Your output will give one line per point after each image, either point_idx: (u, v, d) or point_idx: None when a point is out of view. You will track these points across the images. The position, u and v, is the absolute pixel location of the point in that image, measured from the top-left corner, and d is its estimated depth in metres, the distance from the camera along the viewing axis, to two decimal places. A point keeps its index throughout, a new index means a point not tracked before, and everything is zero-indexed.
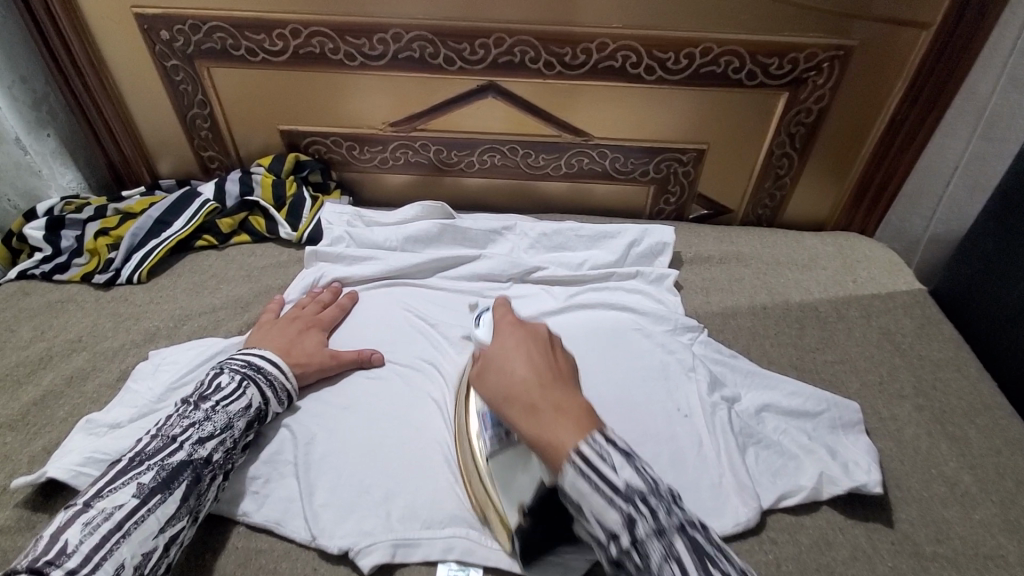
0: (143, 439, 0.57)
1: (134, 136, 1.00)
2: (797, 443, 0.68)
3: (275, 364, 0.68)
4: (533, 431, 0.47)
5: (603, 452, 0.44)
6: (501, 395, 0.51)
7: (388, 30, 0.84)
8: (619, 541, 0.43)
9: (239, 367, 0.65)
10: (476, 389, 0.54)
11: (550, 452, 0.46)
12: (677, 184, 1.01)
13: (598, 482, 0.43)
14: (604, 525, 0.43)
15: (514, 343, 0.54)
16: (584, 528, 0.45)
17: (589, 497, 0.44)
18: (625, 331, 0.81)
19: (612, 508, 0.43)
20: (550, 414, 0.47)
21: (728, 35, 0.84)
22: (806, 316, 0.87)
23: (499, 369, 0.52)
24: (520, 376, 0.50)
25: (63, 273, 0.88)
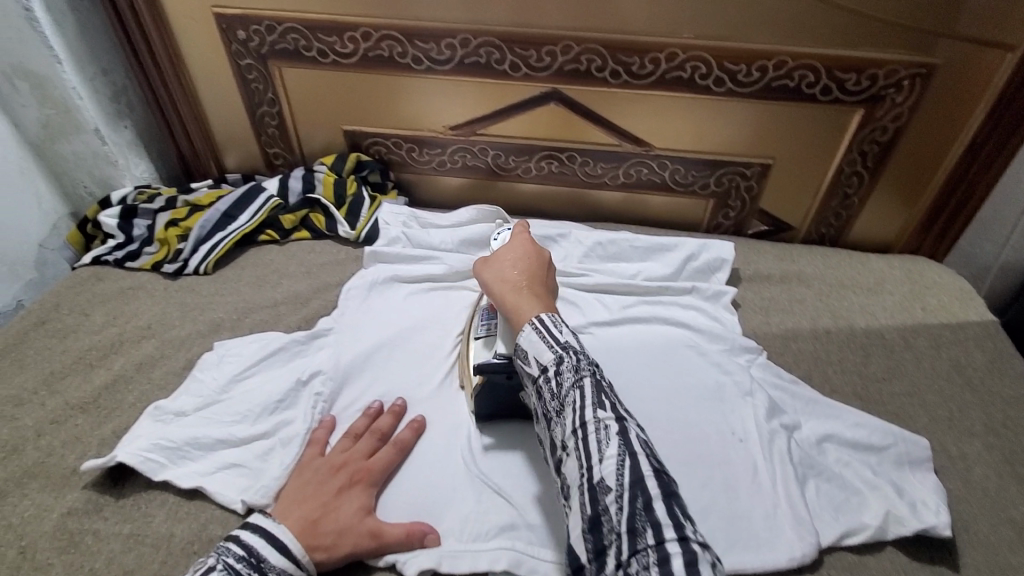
0: None
1: (205, 131, 1.04)
2: (861, 477, 0.66)
3: (281, 549, 0.53)
4: (512, 306, 0.66)
5: (557, 321, 0.60)
6: (495, 279, 0.71)
7: (456, 35, 0.85)
8: (546, 370, 0.56)
9: (234, 567, 0.51)
10: (479, 274, 0.74)
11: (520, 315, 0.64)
12: (738, 198, 0.98)
13: (546, 336, 0.59)
14: (539, 360, 0.57)
15: (517, 253, 0.75)
16: (523, 370, 0.59)
17: (535, 344, 0.58)
18: (680, 349, 0.79)
19: (549, 350, 0.57)
20: (528, 298, 0.66)
21: (805, 48, 0.81)
22: (871, 344, 0.84)
23: (501, 264, 0.74)
24: (513, 272, 0.71)
25: (134, 261, 0.91)
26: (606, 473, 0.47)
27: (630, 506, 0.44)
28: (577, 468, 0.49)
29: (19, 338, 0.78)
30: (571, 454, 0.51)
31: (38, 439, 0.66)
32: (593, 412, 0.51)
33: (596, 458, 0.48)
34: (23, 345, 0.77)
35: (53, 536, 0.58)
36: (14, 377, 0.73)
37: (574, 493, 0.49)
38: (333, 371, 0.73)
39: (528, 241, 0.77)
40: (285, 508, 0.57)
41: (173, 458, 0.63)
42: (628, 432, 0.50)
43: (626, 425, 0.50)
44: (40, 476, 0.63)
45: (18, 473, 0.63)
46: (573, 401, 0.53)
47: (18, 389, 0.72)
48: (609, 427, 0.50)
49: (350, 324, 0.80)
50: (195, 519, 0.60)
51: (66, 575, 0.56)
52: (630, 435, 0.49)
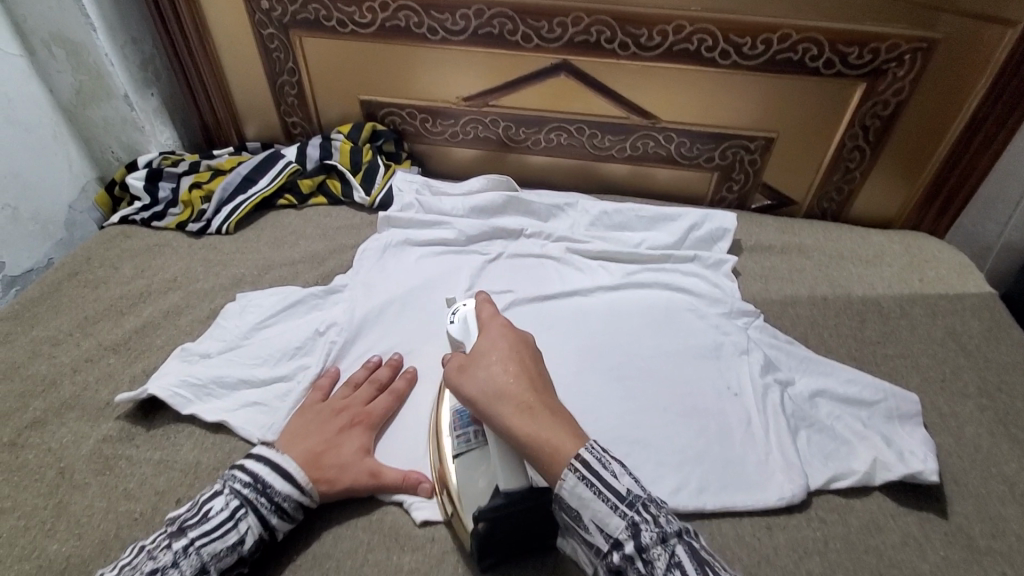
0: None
1: (227, 100, 1.08)
2: (852, 429, 0.69)
3: (285, 476, 0.57)
4: (523, 430, 0.51)
5: (602, 458, 0.49)
6: (487, 395, 0.55)
7: (471, 6, 0.88)
8: (622, 546, 0.47)
9: (239, 487, 0.56)
10: (455, 383, 0.57)
11: (549, 449, 0.50)
12: (741, 172, 1.01)
13: (601, 489, 0.48)
14: (607, 532, 0.47)
15: (497, 341, 0.59)
16: (580, 532, 0.49)
17: (591, 504, 0.48)
18: (679, 311, 0.82)
19: (615, 514, 0.47)
20: (544, 420, 0.52)
21: (809, 21, 0.83)
22: (868, 310, 0.86)
23: (486, 368, 0.56)
24: (508, 384, 0.54)
25: (160, 220, 0.95)
26: None
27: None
28: None
29: (55, 287, 0.83)
30: None
31: (74, 375, 0.71)
32: None
33: None
34: (58, 293, 0.82)
35: (89, 459, 0.63)
36: (50, 321, 0.78)
37: None
38: (348, 322, 0.76)
39: (503, 327, 0.61)
40: (288, 443, 0.60)
41: (199, 395, 0.67)
42: None
43: None
44: (76, 407, 0.67)
45: (56, 404, 0.68)
46: None
47: (54, 332, 0.76)
48: None
49: (364, 282, 0.83)
50: (219, 449, 0.64)
51: (102, 493, 0.60)
52: None
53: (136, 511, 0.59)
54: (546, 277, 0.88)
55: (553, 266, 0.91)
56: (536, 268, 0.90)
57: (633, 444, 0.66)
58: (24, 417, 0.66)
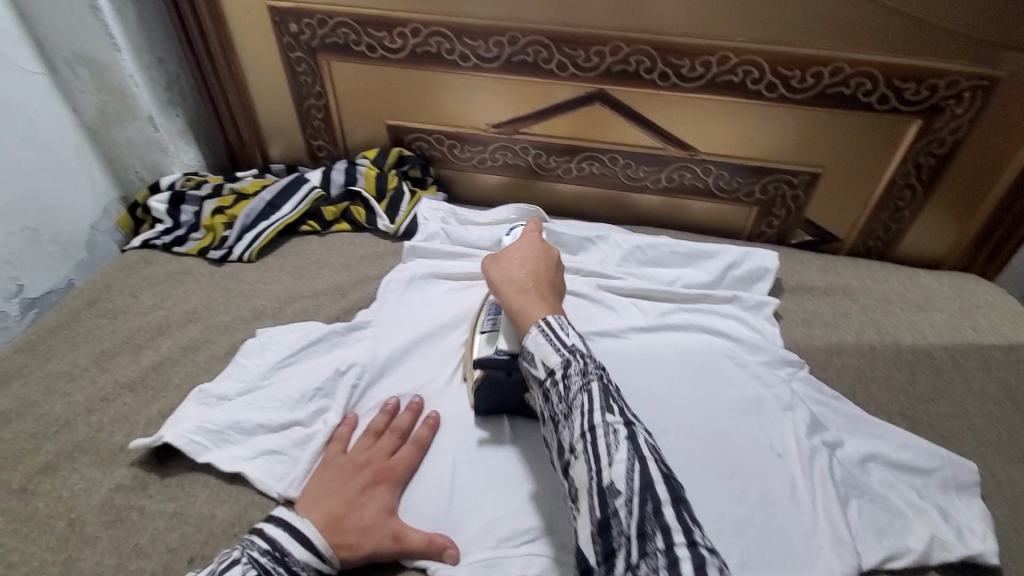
0: None
1: (252, 122, 1.06)
2: (907, 499, 0.64)
3: (305, 543, 0.54)
4: (516, 303, 0.62)
5: (563, 325, 0.56)
6: (498, 277, 0.67)
7: (505, 33, 0.85)
8: (553, 374, 0.53)
9: (257, 557, 0.52)
10: (486, 273, 0.69)
11: (524, 318, 0.59)
12: (783, 207, 0.96)
13: (553, 339, 0.55)
14: (546, 365, 0.53)
15: (526, 250, 0.70)
16: (529, 371, 0.56)
17: (542, 347, 0.55)
18: (717, 359, 0.78)
19: (556, 352, 0.53)
20: (531, 298, 0.62)
21: (864, 55, 0.79)
22: (918, 362, 0.81)
23: (506, 263, 0.68)
24: (516, 273, 0.66)
25: (181, 246, 0.93)
26: (613, 476, 0.44)
27: (641, 511, 0.42)
28: (585, 473, 0.46)
29: (72, 316, 0.81)
30: (579, 458, 0.47)
31: (89, 415, 0.69)
32: (602, 415, 0.48)
33: (604, 460, 0.45)
34: (75, 324, 0.80)
35: (101, 510, 0.60)
36: (67, 354, 0.76)
37: (582, 496, 0.46)
38: (371, 363, 0.73)
39: (537, 240, 0.72)
40: (308, 505, 0.57)
41: (217, 441, 0.65)
42: (637, 437, 0.47)
43: (634, 430, 0.47)
44: (90, 451, 0.65)
45: (69, 447, 0.65)
46: (581, 405, 0.49)
47: (71, 366, 0.74)
48: (618, 433, 0.46)
49: (388, 317, 0.80)
50: (235, 502, 0.62)
51: (113, 549, 0.58)
52: (639, 440, 0.46)
53: (148, 571, 0.56)
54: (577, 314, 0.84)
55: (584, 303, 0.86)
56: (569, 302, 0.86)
57: None
58: (37, 461, 0.64)
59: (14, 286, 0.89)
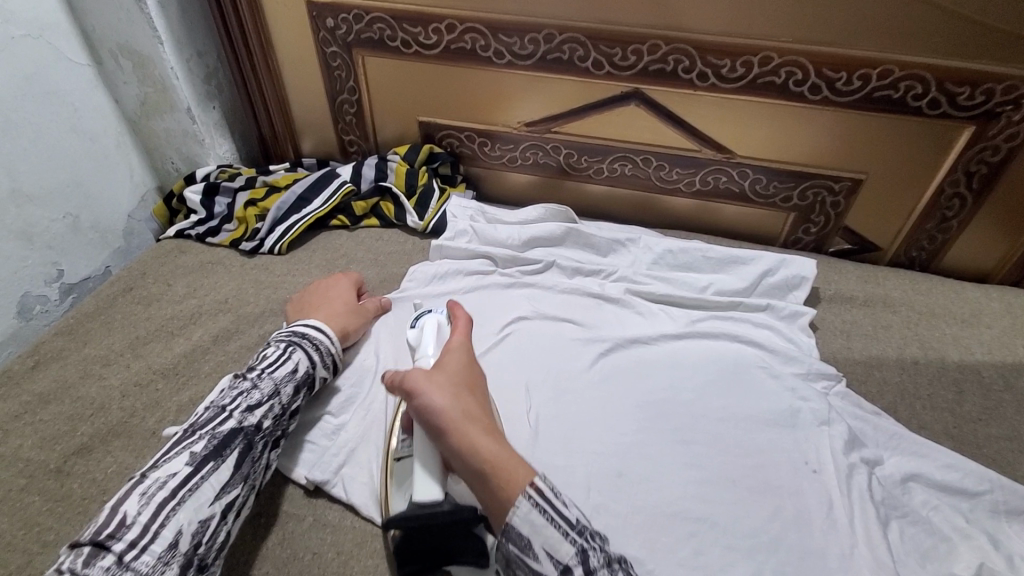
0: (199, 411, 0.57)
1: (285, 115, 1.07)
2: (951, 523, 0.61)
3: (315, 328, 0.68)
4: (481, 448, 0.51)
5: (559, 492, 0.48)
6: (444, 408, 0.54)
7: (542, 30, 0.84)
8: (570, 574, 0.44)
9: (285, 336, 0.66)
10: (421, 397, 0.55)
11: (503, 472, 0.49)
12: (822, 214, 0.93)
13: (554, 516, 0.46)
14: (557, 557, 0.45)
15: (460, 374, 0.59)
16: (526, 565, 0.46)
17: (545, 530, 0.46)
18: (750, 368, 0.75)
19: (567, 540, 0.45)
20: (501, 446, 0.51)
21: (916, 57, 0.75)
22: (965, 380, 0.78)
23: (450, 389, 0.56)
24: (469, 403, 0.55)
25: (214, 236, 0.95)
26: None
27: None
28: None
29: (110, 302, 0.83)
30: None
31: (123, 399, 0.70)
32: None
33: None
34: (112, 309, 0.82)
35: None
36: (103, 339, 0.77)
37: None
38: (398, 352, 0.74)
39: (462, 362, 0.61)
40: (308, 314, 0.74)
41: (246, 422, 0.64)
42: None
43: None
44: (122, 436, 0.66)
45: (102, 431, 0.67)
46: None
47: (107, 351, 0.76)
48: None
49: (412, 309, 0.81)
50: (261, 494, 0.63)
51: None
52: None
53: None
54: (604, 318, 0.83)
55: (612, 306, 0.85)
56: (596, 306, 0.85)
57: (699, 521, 0.60)
58: (72, 443, 0.65)
59: (56, 270, 0.91)
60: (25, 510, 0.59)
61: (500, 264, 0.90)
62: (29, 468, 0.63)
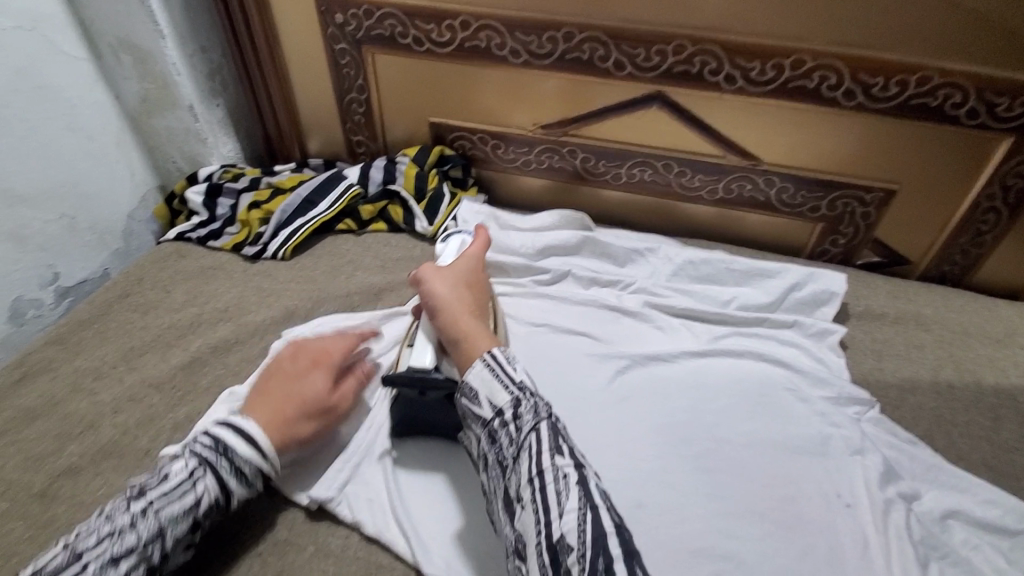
0: (54, 549, 0.47)
1: (292, 113, 1.03)
2: (994, 565, 0.57)
3: (245, 438, 0.55)
4: (461, 326, 0.60)
5: (511, 359, 0.56)
6: (440, 294, 0.64)
7: (561, 28, 0.79)
8: (502, 414, 0.53)
9: (200, 449, 0.54)
10: (426, 282, 0.65)
11: (470, 341, 0.58)
12: (851, 225, 0.89)
13: (500, 373, 0.54)
14: (494, 403, 0.53)
15: (467, 275, 0.69)
16: (471, 411, 0.55)
17: (488, 381, 0.54)
18: (777, 391, 0.71)
19: (506, 391, 0.53)
20: (478, 327, 0.60)
21: (956, 64, 0.71)
22: (1003, 406, 0.73)
23: (451, 284, 0.66)
24: (463, 295, 0.65)
25: (216, 240, 0.91)
26: (564, 528, 0.46)
27: (593, 566, 0.44)
28: (533, 521, 0.47)
29: (105, 310, 0.79)
30: (527, 506, 0.48)
31: (115, 415, 0.66)
32: (552, 459, 0.49)
33: (554, 510, 0.46)
34: (108, 317, 0.78)
35: None
36: (97, 350, 0.74)
37: (529, 550, 0.46)
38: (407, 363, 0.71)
39: (474, 265, 0.70)
40: (256, 404, 0.58)
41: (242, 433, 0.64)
42: (588, 485, 0.49)
43: (585, 476, 0.49)
44: (114, 455, 0.63)
45: (93, 450, 0.63)
46: (530, 448, 0.50)
47: (100, 362, 0.73)
48: (568, 478, 0.48)
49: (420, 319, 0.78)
50: (260, 520, 0.59)
51: None
52: (590, 487, 0.48)
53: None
54: (621, 332, 0.79)
55: (629, 321, 0.81)
56: (613, 319, 0.81)
57: (723, 559, 0.55)
58: (60, 462, 0.62)
59: (50, 274, 0.87)
60: (8, 536, 0.56)
61: (514, 273, 0.86)
62: (15, 488, 0.60)
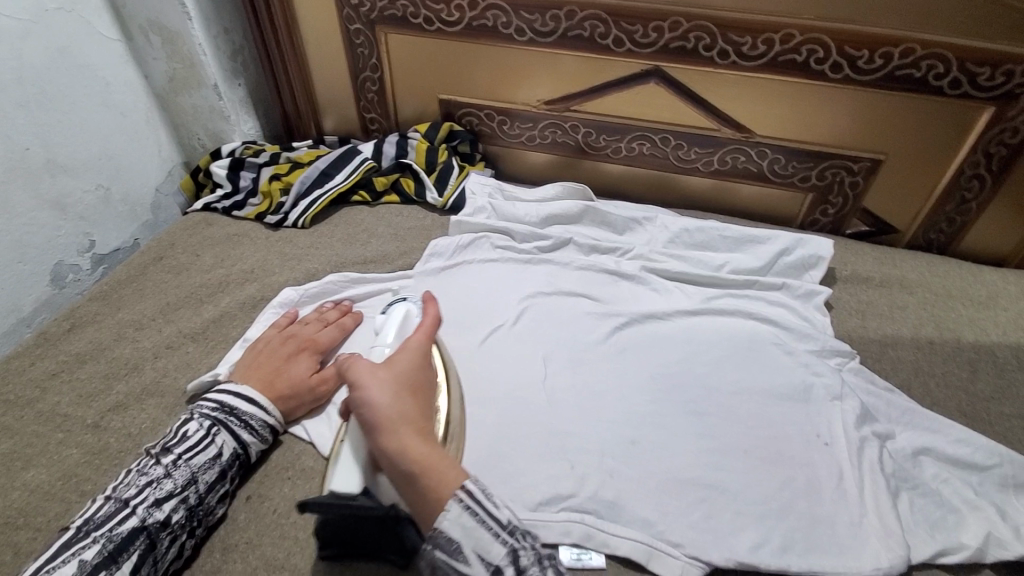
0: (98, 502, 0.53)
1: (309, 92, 1.09)
2: (960, 495, 0.62)
3: (247, 400, 0.62)
4: (410, 452, 0.51)
5: (489, 493, 0.50)
6: (381, 408, 0.53)
7: (564, 7, 0.84)
8: (502, 574, 0.46)
9: (210, 411, 0.61)
10: (361, 386, 0.55)
11: (433, 474, 0.49)
12: (841, 194, 0.93)
13: (485, 517, 0.48)
14: (488, 558, 0.46)
15: (410, 374, 0.58)
16: (455, 572, 0.46)
17: (476, 533, 0.47)
18: (765, 343, 0.76)
19: (498, 541, 0.47)
20: (435, 450, 0.52)
21: (938, 36, 0.75)
22: (979, 360, 0.78)
23: (389, 393, 0.54)
24: (405, 407, 0.54)
25: (240, 210, 0.97)
26: None
27: None
28: None
29: (141, 271, 0.86)
30: None
31: (155, 361, 0.73)
32: None
33: None
34: (144, 277, 0.85)
35: None
36: (135, 305, 0.80)
37: None
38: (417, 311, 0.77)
39: (409, 360, 0.59)
40: (246, 380, 0.65)
41: None
42: None
43: None
44: (154, 395, 0.69)
45: (136, 391, 0.70)
46: None
47: (139, 316, 0.79)
48: None
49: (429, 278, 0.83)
50: (286, 451, 0.65)
51: None
52: None
53: None
54: (620, 293, 0.85)
55: (628, 282, 0.86)
56: (612, 281, 0.87)
57: (708, 488, 0.61)
58: (108, 400, 0.68)
59: (87, 241, 0.94)
60: (64, 461, 0.63)
61: (519, 240, 0.91)
62: (68, 422, 0.66)
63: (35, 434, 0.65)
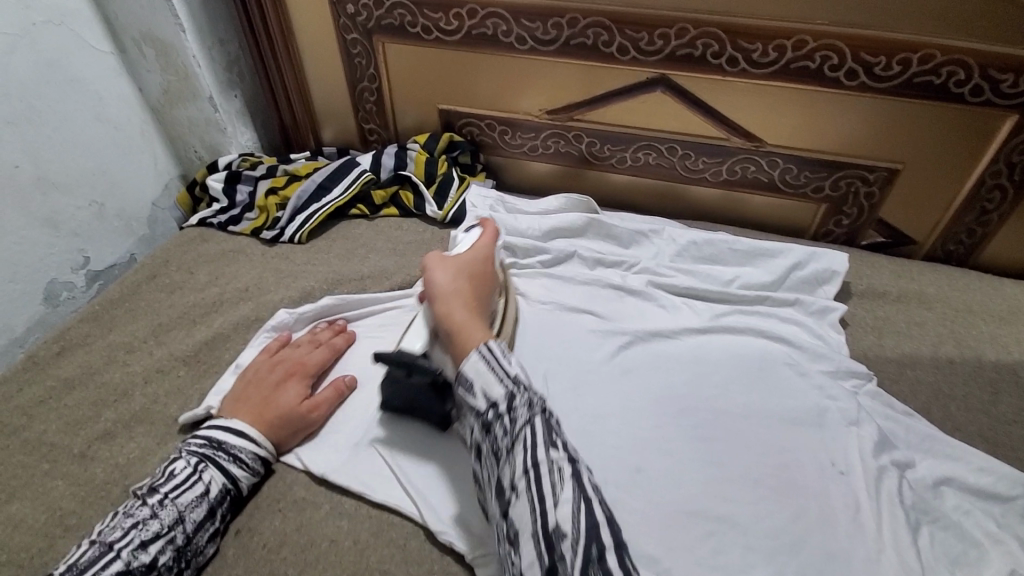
0: (82, 547, 0.51)
1: (306, 102, 1.07)
2: (983, 528, 0.59)
3: (237, 433, 0.60)
4: (456, 317, 0.61)
5: (504, 352, 0.56)
6: (439, 283, 0.64)
7: (565, 14, 0.81)
8: (497, 408, 0.52)
9: (198, 447, 0.59)
10: (429, 270, 0.66)
11: (464, 331, 0.59)
12: (855, 205, 0.90)
13: (495, 367, 0.54)
14: (488, 395, 0.53)
15: (472, 266, 0.68)
16: (466, 400, 0.55)
17: (483, 375, 0.54)
18: (777, 363, 0.73)
19: (500, 383, 0.53)
20: (472, 318, 0.61)
21: (958, 41, 0.71)
22: (1002, 380, 0.74)
23: (449, 277, 0.65)
24: (458, 286, 0.65)
25: (235, 225, 0.95)
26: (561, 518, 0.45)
27: (586, 554, 0.44)
28: (527, 514, 0.47)
29: (134, 289, 0.84)
30: (521, 497, 0.48)
31: (146, 385, 0.71)
32: (546, 452, 0.49)
33: (550, 501, 0.46)
34: (137, 296, 0.83)
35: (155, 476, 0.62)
36: (128, 326, 0.79)
37: (524, 539, 0.46)
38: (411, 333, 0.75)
39: (476, 256, 0.70)
40: (236, 412, 0.63)
41: None
42: (580, 474, 0.49)
43: (577, 466, 0.49)
44: (144, 422, 0.67)
45: (125, 417, 0.68)
46: (524, 440, 0.50)
47: (131, 336, 0.77)
48: (561, 469, 0.48)
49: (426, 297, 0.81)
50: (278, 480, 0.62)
51: None
52: (582, 477, 0.48)
53: None
54: (625, 310, 0.82)
55: (633, 299, 0.83)
56: (617, 298, 0.84)
57: (717, 521, 0.57)
58: (96, 427, 0.66)
59: (81, 258, 0.92)
60: (50, 493, 0.61)
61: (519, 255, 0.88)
62: (55, 451, 0.64)
63: (21, 464, 0.63)
